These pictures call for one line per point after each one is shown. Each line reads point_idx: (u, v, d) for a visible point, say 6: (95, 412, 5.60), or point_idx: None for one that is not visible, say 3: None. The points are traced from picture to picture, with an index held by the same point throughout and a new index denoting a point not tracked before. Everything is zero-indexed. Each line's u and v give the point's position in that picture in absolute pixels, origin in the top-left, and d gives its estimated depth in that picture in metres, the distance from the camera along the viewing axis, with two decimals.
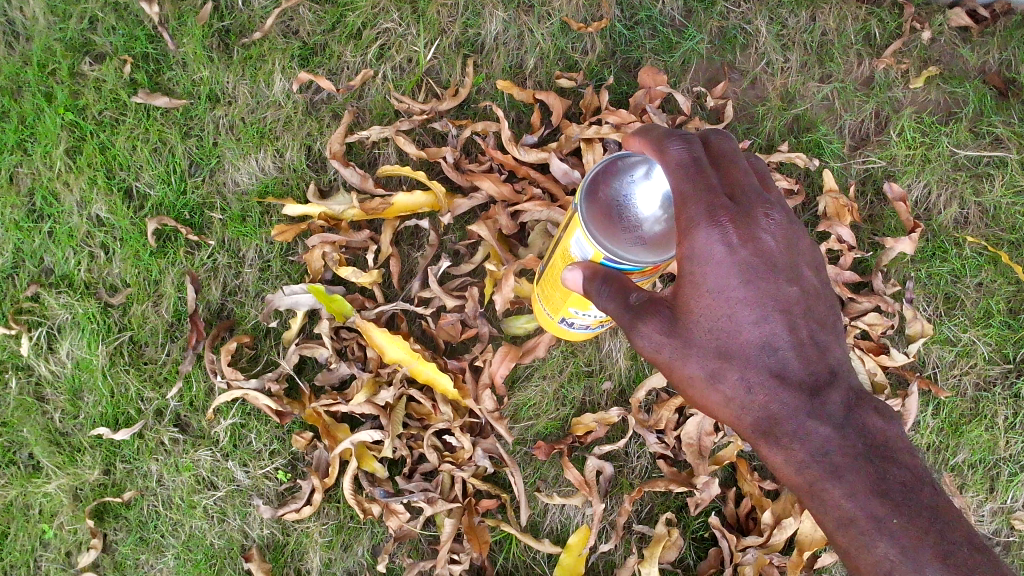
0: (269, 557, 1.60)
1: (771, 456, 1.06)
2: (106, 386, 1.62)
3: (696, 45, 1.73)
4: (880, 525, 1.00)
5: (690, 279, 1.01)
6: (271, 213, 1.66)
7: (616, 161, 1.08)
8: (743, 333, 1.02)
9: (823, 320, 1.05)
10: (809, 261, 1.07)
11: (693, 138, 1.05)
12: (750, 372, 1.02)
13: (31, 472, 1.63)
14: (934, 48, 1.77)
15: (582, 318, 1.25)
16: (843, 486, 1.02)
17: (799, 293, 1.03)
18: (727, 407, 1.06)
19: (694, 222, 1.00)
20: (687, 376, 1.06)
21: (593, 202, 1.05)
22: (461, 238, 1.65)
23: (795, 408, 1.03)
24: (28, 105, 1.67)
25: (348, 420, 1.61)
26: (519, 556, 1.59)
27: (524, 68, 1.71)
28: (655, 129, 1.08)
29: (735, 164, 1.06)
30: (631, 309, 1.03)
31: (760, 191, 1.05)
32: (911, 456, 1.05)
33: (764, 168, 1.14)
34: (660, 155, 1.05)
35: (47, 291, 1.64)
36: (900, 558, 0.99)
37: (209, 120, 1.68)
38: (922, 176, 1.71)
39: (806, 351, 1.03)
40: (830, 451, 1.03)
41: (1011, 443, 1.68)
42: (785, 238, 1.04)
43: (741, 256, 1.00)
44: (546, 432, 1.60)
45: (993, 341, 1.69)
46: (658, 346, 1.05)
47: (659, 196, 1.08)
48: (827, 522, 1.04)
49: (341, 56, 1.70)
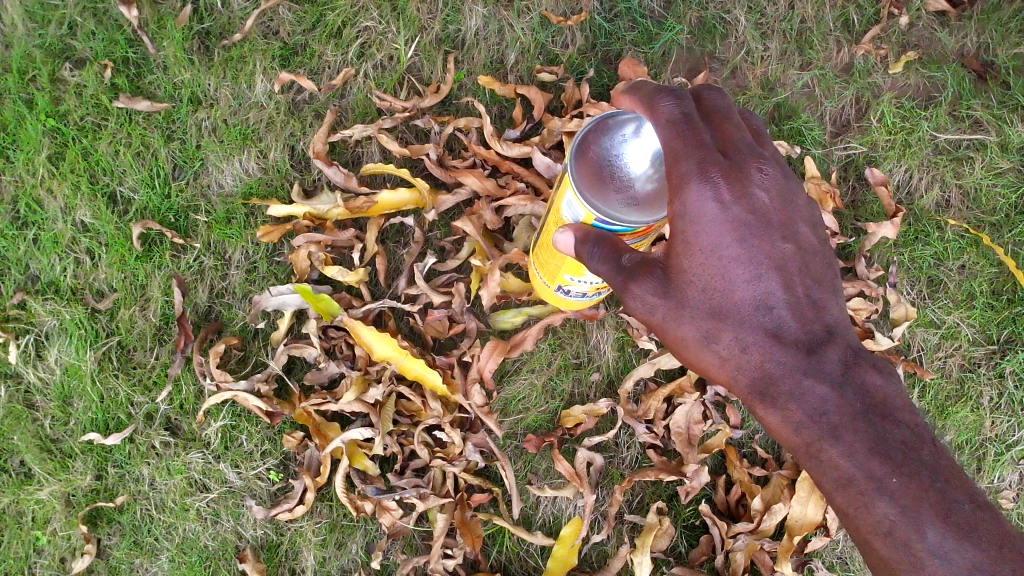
0: (263, 557, 1.60)
1: (767, 417, 1.07)
2: (96, 392, 1.62)
3: (675, 36, 1.74)
4: (879, 486, 1.00)
5: (683, 239, 1.03)
6: (256, 215, 1.66)
7: (606, 120, 1.11)
8: (737, 292, 1.03)
9: (820, 277, 1.06)
10: (805, 218, 1.08)
11: (684, 95, 1.07)
12: (744, 333, 1.04)
13: (23, 479, 1.63)
14: (913, 33, 1.78)
15: (579, 285, 1.26)
16: (841, 445, 1.02)
17: (793, 250, 1.04)
18: (722, 367, 1.07)
19: (685, 178, 1.01)
20: (681, 338, 1.08)
21: (582, 162, 1.08)
22: (446, 235, 1.66)
23: (791, 367, 1.04)
24: (8, 111, 1.66)
25: (339, 420, 1.62)
26: (512, 549, 1.60)
27: (505, 63, 1.71)
28: (645, 86, 1.10)
29: (727, 119, 1.08)
30: (623, 271, 1.05)
31: (752, 146, 1.07)
32: (912, 414, 1.05)
33: (757, 124, 1.16)
34: (650, 113, 1.07)
35: (33, 298, 1.64)
36: (900, 519, 0.99)
37: (192, 122, 1.68)
38: (903, 161, 1.72)
39: (802, 309, 1.04)
40: (828, 411, 1.03)
41: (996, 423, 1.70)
42: (780, 193, 1.05)
43: (734, 213, 1.02)
44: (536, 425, 1.61)
45: (977, 323, 1.70)
46: (651, 307, 1.06)
47: (650, 153, 1.10)
48: (825, 484, 1.04)
49: (322, 55, 1.70)
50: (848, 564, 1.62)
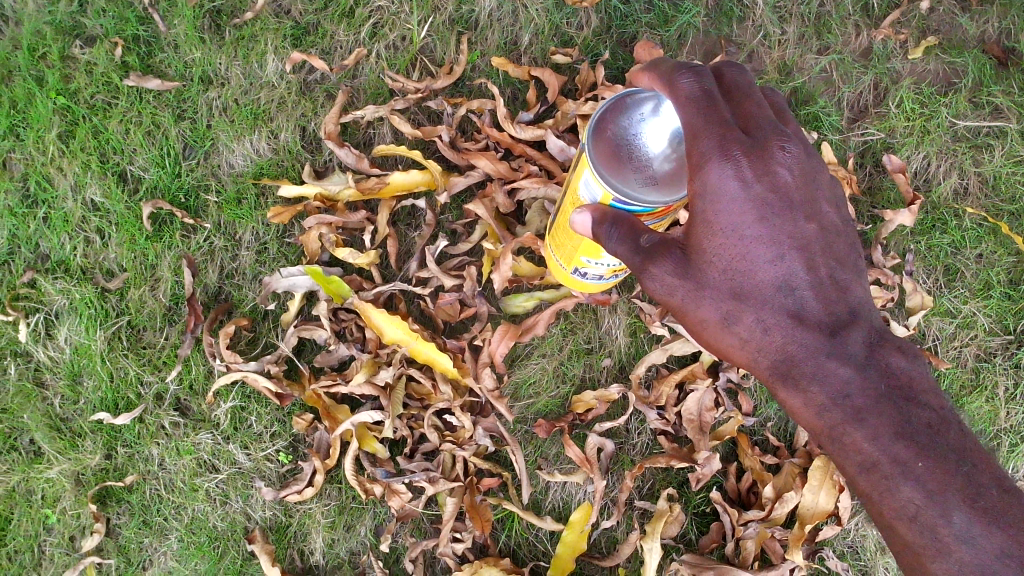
0: (272, 538, 1.60)
1: (789, 399, 1.07)
2: (106, 371, 1.62)
3: (692, 19, 1.71)
4: (904, 470, 1.01)
5: (703, 218, 1.01)
6: (266, 195, 1.65)
7: (625, 99, 1.09)
8: (759, 273, 1.02)
9: (843, 258, 1.05)
10: (829, 197, 1.07)
11: (704, 70, 1.04)
12: (766, 314, 1.03)
13: (33, 457, 1.63)
14: (933, 18, 1.75)
15: (595, 268, 1.25)
16: (866, 429, 1.02)
17: (816, 230, 1.03)
18: (742, 349, 1.07)
19: (706, 157, 1.00)
20: (701, 320, 1.07)
21: (599, 140, 1.05)
22: (458, 218, 1.64)
23: (813, 349, 1.03)
24: (18, 89, 1.66)
25: (349, 402, 1.61)
26: (521, 534, 1.60)
27: (519, 45, 1.69)
28: (664, 62, 1.08)
29: (748, 97, 1.06)
30: (642, 252, 1.04)
31: (775, 124, 1.05)
32: (936, 396, 1.05)
33: (779, 101, 1.14)
34: (669, 89, 1.04)
35: (43, 277, 1.64)
36: (926, 503, 1.00)
37: (203, 101, 1.67)
38: (922, 148, 1.70)
39: (825, 290, 1.04)
40: (852, 393, 1.03)
41: (1012, 414, 1.68)
42: (803, 172, 1.04)
43: (756, 191, 1.00)
44: (546, 410, 1.60)
45: (993, 312, 1.69)
46: (670, 288, 1.05)
47: (668, 132, 1.08)
48: (848, 466, 1.05)
49: (334, 35, 1.68)
50: (859, 553, 1.61)
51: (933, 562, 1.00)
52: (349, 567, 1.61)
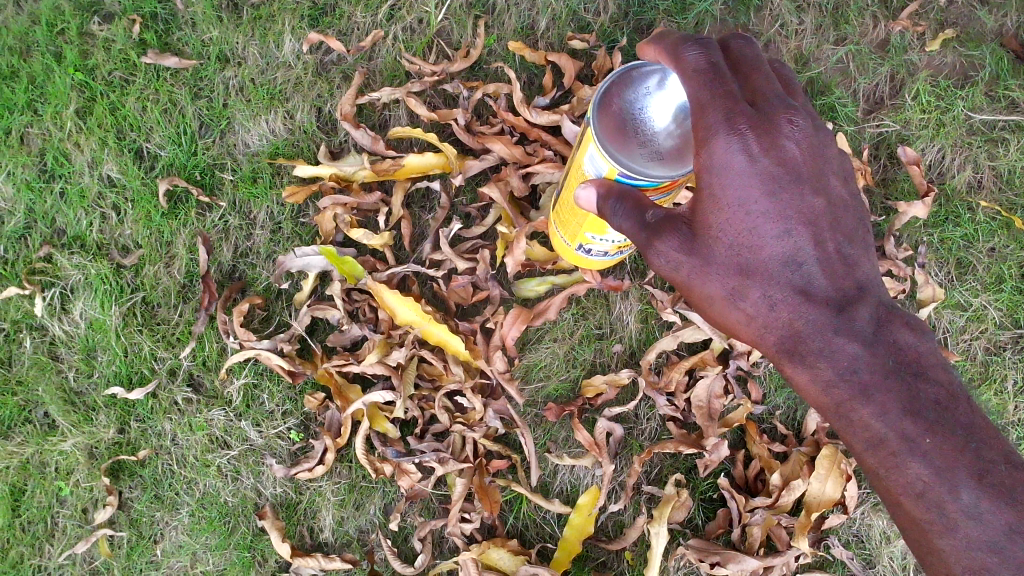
0: (282, 515, 1.61)
1: (795, 375, 1.08)
2: (121, 346, 1.63)
3: (710, 7, 1.70)
4: (912, 446, 1.02)
5: (709, 193, 1.02)
6: (282, 174, 1.65)
7: (630, 72, 1.09)
8: (766, 249, 1.03)
9: (850, 233, 1.06)
10: (837, 171, 1.07)
11: (710, 44, 1.04)
12: (773, 290, 1.04)
13: (47, 430, 1.65)
14: (952, 10, 1.75)
15: (600, 245, 1.26)
16: (873, 406, 1.04)
17: (824, 205, 1.04)
18: (749, 325, 1.07)
19: (712, 130, 1.00)
20: (707, 296, 1.07)
21: (604, 115, 1.07)
22: (472, 201, 1.65)
23: (820, 324, 1.04)
24: (37, 64, 1.67)
25: (360, 381, 1.62)
26: (528, 516, 1.61)
27: (536, 30, 1.69)
28: (670, 36, 1.08)
29: (755, 69, 1.06)
30: (647, 228, 1.04)
31: (783, 97, 1.05)
32: (945, 372, 1.06)
33: (788, 75, 1.14)
34: (675, 63, 1.05)
35: (60, 251, 1.65)
36: (933, 480, 1.01)
37: (220, 80, 1.68)
38: (937, 140, 1.70)
39: (833, 266, 1.04)
40: (859, 369, 1.04)
41: (1020, 408, 1.69)
42: (810, 146, 1.04)
43: (763, 165, 1.01)
44: (556, 394, 1.61)
45: (1004, 306, 1.69)
46: (676, 265, 1.06)
47: (674, 106, 1.07)
48: (856, 443, 1.07)
49: (351, 16, 1.68)
50: (864, 543, 1.63)
51: (939, 538, 1.02)
52: (358, 545, 1.62)
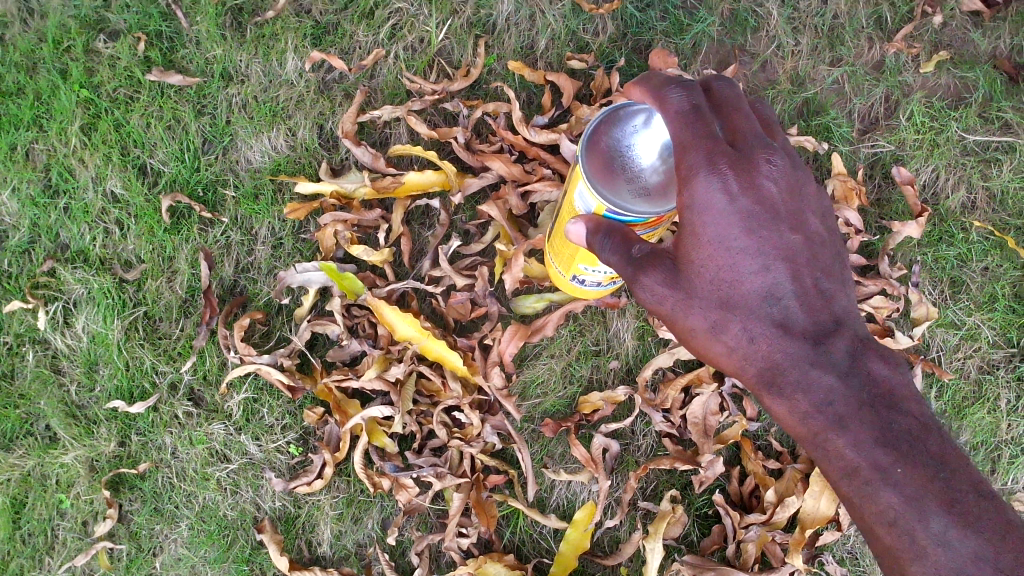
0: (281, 528, 1.63)
1: (774, 406, 1.09)
2: (122, 360, 1.65)
3: (707, 28, 1.73)
4: (884, 476, 1.02)
5: (690, 229, 1.04)
6: (283, 191, 1.67)
7: (617, 112, 1.12)
8: (746, 284, 1.04)
9: (828, 268, 1.08)
10: (815, 208, 1.10)
11: (693, 85, 1.06)
12: (752, 324, 1.06)
13: (48, 443, 1.66)
14: (946, 32, 1.77)
15: (593, 275, 1.27)
16: (847, 436, 1.05)
17: (801, 241, 1.06)
18: (730, 357, 1.09)
19: (693, 169, 1.02)
20: (690, 329, 1.09)
21: (592, 153, 1.10)
22: (471, 219, 1.67)
23: (797, 357, 1.06)
24: (43, 81, 1.69)
25: (359, 396, 1.64)
26: (525, 531, 1.62)
27: (535, 49, 1.71)
28: (656, 76, 1.09)
29: (737, 109, 1.07)
30: (632, 262, 1.07)
31: (762, 137, 1.07)
32: (916, 405, 1.06)
33: (769, 112, 1.16)
34: (658, 104, 1.06)
35: (63, 266, 1.67)
36: (905, 508, 1.01)
37: (223, 97, 1.70)
38: (931, 161, 1.72)
39: (810, 300, 1.06)
40: (834, 401, 1.06)
41: (1012, 426, 1.70)
42: (788, 184, 1.06)
43: (743, 204, 1.02)
44: (553, 410, 1.63)
45: (998, 325, 1.70)
46: (660, 298, 1.08)
47: (659, 144, 1.09)
48: (832, 472, 1.07)
49: (353, 35, 1.71)
50: (858, 560, 1.64)
51: (912, 564, 1.01)
52: (355, 559, 1.63)
